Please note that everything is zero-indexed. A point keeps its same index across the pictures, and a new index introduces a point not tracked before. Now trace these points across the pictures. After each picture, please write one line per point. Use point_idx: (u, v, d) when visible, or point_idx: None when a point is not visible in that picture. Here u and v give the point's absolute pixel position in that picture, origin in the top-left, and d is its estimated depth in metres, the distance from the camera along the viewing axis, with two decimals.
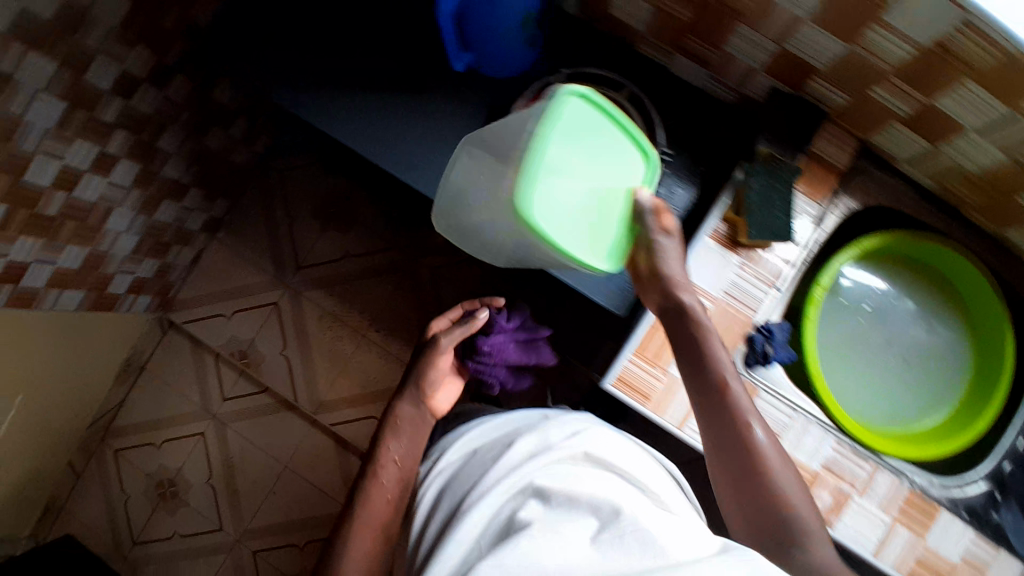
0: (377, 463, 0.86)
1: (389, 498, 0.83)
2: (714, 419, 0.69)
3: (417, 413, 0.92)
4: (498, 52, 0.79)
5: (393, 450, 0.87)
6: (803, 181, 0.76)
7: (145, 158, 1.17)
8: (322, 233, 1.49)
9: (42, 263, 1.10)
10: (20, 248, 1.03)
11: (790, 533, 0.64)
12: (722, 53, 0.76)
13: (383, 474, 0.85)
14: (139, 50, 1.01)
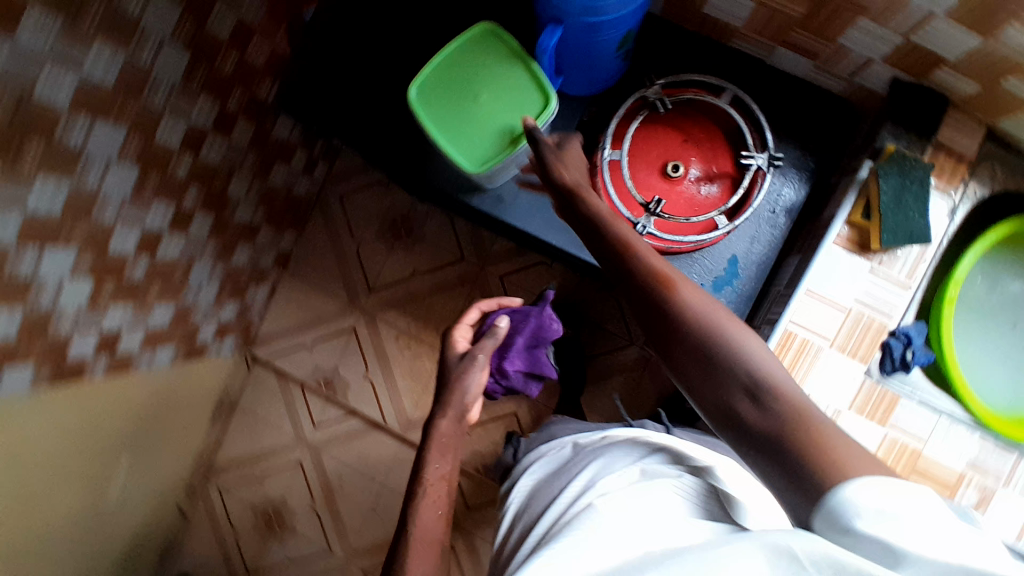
0: (424, 477, 0.73)
1: (439, 501, 0.72)
2: (698, 369, 0.52)
3: (458, 425, 0.78)
4: (589, 71, 0.76)
5: (437, 468, 0.74)
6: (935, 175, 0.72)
7: (217, 207, 1.18)
8: (389, 254, 1.49)
9: (134, 325, 1.10)
10: (113, 317, 1.03)
11: (811, 484, 0.43)
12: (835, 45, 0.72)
13: (433, 481, 0.73)
14: (202, 100, 0.98)
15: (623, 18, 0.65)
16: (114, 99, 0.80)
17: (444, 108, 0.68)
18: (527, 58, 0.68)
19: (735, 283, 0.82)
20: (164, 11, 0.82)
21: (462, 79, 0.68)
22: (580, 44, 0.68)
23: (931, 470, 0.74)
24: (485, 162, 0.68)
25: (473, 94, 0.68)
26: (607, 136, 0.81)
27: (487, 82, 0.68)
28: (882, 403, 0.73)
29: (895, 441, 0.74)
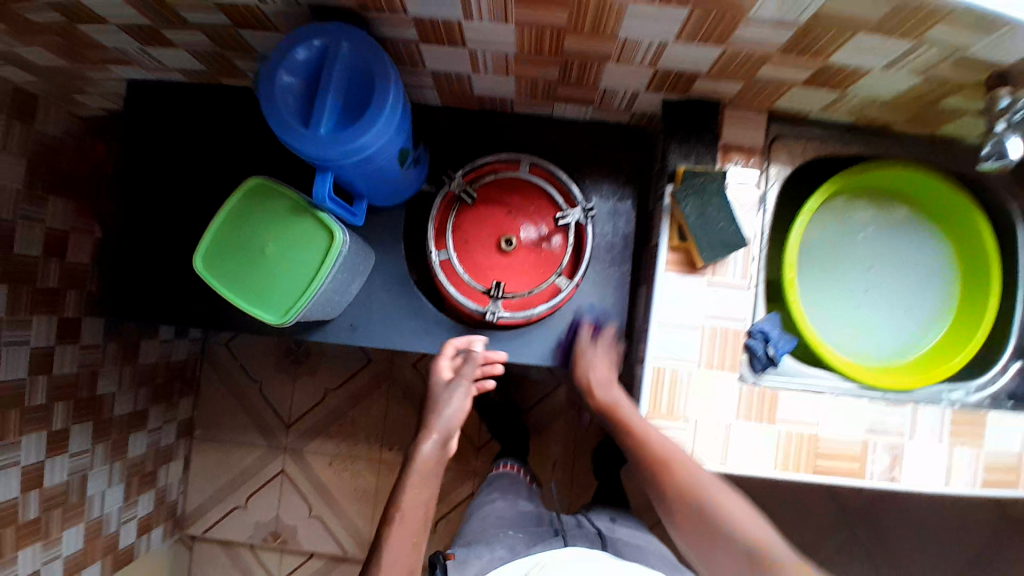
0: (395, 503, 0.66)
1: (418, 533, 0.65)
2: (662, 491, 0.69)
3: (442, 456, 0.69)
4: (386, 187, 0.74)
5: (417, 500, 0.66)
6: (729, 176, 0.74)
7: (92, 412, 1.09)
8: (293, 383, 1.42)
9: (49, 562, 1.03)
10: (25, 561, 0.97)
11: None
12: (601, 90, 0.74)
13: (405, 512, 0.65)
14: (37, 320, 0.95)
15: (388, 144, 0.64)
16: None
17: (235, 267, 0.65)
18: (308, 205, 0.65)
19: (603, 329, 0.82)
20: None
21: (246, 235, 0.65)
22: (359, 174, 0.67)
23: (834, 449, 0.74)
24: (290, 312, 0.65)
25: (260, 248, 0.65)
26: (430, 239, 0.79)
27: (273, 234, 0.65)
28: (765, 403, 0.74)
29: (791, 435, 0.74)
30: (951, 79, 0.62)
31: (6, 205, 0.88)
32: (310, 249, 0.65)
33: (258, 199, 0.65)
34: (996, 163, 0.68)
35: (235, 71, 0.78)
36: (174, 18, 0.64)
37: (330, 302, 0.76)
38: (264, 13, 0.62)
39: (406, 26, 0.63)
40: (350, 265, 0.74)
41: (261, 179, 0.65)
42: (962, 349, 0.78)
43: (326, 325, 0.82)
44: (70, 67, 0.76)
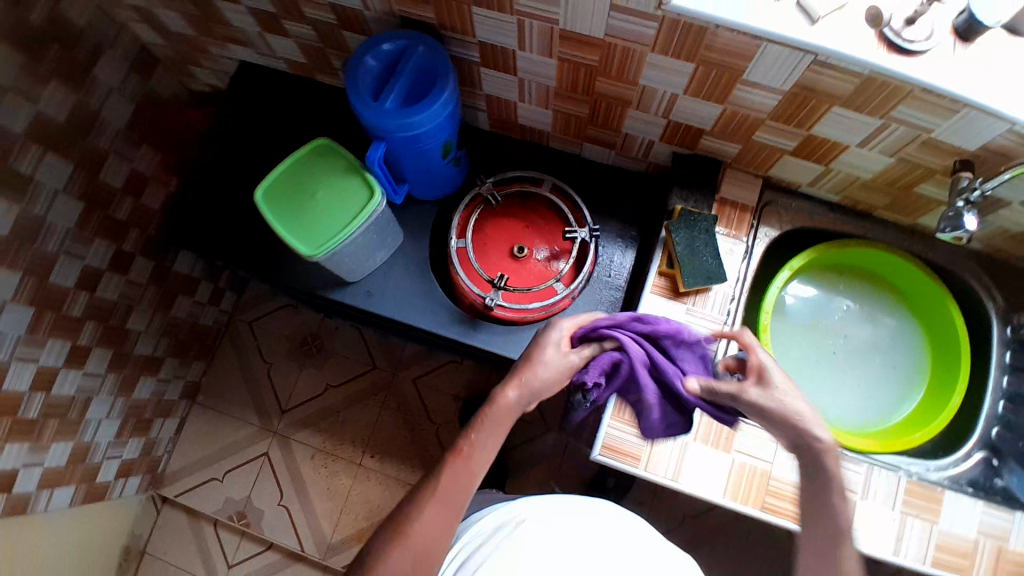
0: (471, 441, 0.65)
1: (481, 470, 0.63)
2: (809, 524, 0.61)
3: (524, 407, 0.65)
4: (428, 176, 0.87)
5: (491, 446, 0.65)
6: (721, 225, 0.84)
7: (115, 342, 1.20)
8: (299, 372, 1.51)
9: (29, 466, 1.07)
10: (7, 455, 1.01)
11: None
12: (623, 134, 0.87)
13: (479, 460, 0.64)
14: (97, 243, 1.09)
15: (438, 130, 0.77)
16: (8, 246, 0.93)
17: (287, 206, 0.78)
18: (360, 168, 0.79)
19: None
20: (55, 168, 0.98)
21: (303, 183, 0.78)
22: (409, 154, 0.80)
23: (783, 490, 0.77)
24: (321, 249, 0.76)
25: (311, 194, 0.78)
26: (452, 229, 0.91)
27: (325, 186, 0.78)
28: (722, 431, 0.78)
29: (743, 467, 0.78)
30: (922, 162, 0.73)
31: (106, 138, 1.06)
32: (351, 203, 0.78)
33: (320, 156, 0.79)
34: (951, 234, 0.70)
35: (328, 69, 0.96)
36: (294, 10, 0.82)
37: (355, 263, 0.87)
38: (364, 18, 0.79)
39: (472, 47, 0.78)
40: (379, 231, 0.86)
41: (328, 141, 0.79)
42: (924, 426, 0.85)
43: (346, 288, 0.93)
44: (196, 38, 0.96)
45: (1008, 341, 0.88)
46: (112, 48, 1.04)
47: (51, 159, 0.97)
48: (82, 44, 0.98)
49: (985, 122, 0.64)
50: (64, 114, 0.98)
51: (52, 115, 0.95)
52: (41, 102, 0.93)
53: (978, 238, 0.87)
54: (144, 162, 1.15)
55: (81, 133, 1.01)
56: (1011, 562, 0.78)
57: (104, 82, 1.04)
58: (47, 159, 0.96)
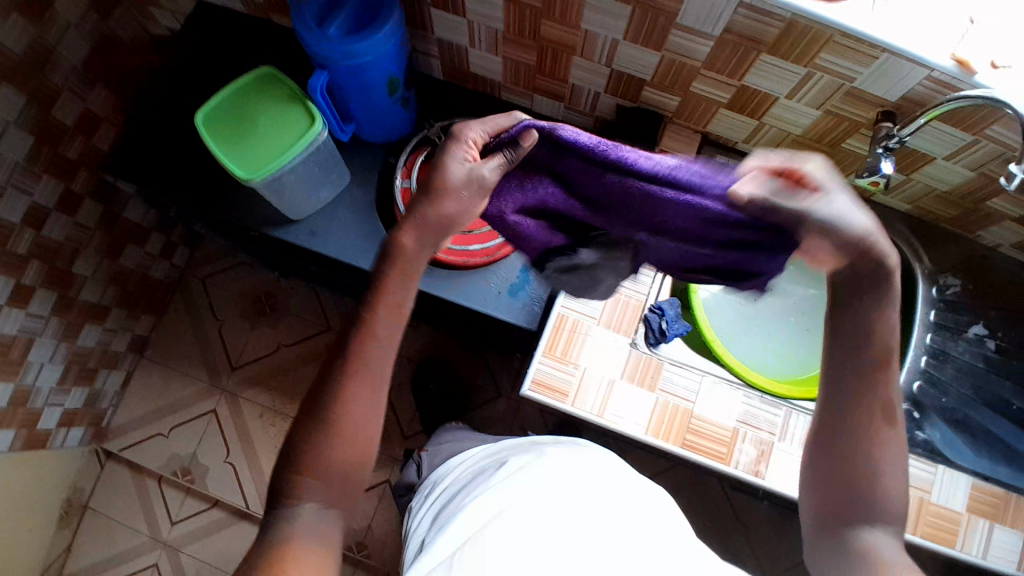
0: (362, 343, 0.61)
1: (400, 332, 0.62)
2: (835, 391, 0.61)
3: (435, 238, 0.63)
4: (376, 115, 0.88)
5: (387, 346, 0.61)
6: None
7: (60, 285, 1.19)
8: (252, 331, 1.50)
9: None
10: None
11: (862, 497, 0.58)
12: (569, 85, 0.89)
13: (371, 365, 0.61)
14: (45, 180, 1.08)
15: (385, 62, 0.78)
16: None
17: (226, 130, 0.78)
18: (301, 95, 0.79)
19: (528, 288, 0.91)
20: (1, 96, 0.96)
21: (243, 109, 0.79)
22: (355, 88, 0.81)
23: (703, 429, 0.80)
24: (256, 173, 0.76)
25: (252, 120, 0.78)
26: (397, 170, 0.91)
27: (266, 113, 0.79)
28: (648, 370, 0.81)
29: (667, 405, 0.80)
30: (845, 115, 0.76)
31: (61, 74, 1.05)
32: (291, 130, 0.78)
33: (262, 84, 0.79)
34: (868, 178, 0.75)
35: (284, 10, 0.96)
36: None
37: (296, 200, 0.88)
38: None
39: None
40: (321, 168, 0.87)
41: (270, 69, 0.79)
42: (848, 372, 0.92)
43: (289, 226, 0.93)
44: None
45: (934, 300, 0.92)
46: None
47: (3, 89, 0.96)
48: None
49: (905, 68, 0.66)
50: (22, 45, 0.97)
51: (9, 48, 0.95)
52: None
53: (905, 199, 0.91)
54: (96, 100, 1.13)
55: (36, 67, 1.00)
56: (930, 512, 0.81)
57: (66, 19, 1.02)
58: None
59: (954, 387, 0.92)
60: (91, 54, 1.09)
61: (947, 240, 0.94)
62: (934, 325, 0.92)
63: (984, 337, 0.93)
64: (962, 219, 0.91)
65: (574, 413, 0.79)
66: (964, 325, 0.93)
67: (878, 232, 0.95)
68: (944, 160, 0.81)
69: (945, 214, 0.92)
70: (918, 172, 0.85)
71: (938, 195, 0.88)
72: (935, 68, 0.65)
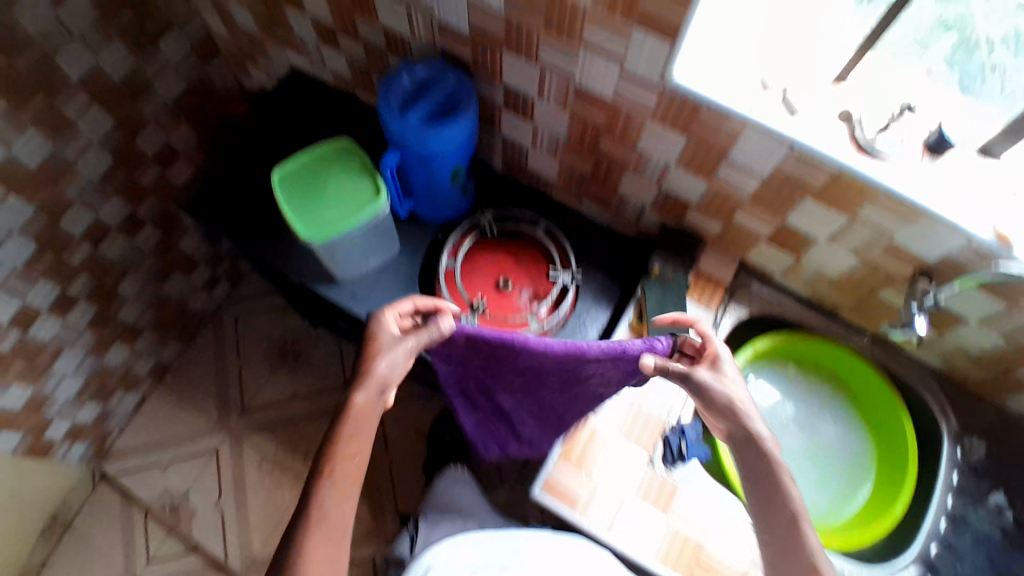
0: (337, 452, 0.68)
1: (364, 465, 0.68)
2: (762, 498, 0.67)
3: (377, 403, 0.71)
4: (435, 195, 0.94)
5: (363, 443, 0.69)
6: (695, 293, 0.90)
7: (103, 301, 1.23)
8: (269, 377, 1.51)
9: None
10: None
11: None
12: (619, 195, 0.94)
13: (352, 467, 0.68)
14: (113, 200, 1.14)
15: (455, 151, 0.85)
16: (32, 178, 0.97)
17: (299, 192, 0.84)
18: (373, 170, 0.85)
19: None
20: (97, 121, 1.03)
21: (316, 175, 0.85)
22: (420, 170, 0.88)
23: (714, 565, 0.76)
24: (320, 236, 0.82)
25: (322, 185, 0.85)
26: (446, 250, 0.96)
27: (336, 181, 0.85)
28: (661, 491, 0.79)
29: (679, 533, 0.78)
30: (883, 266, 0.79)
31: (154, 111, 1.13)
32: (357, 200, 0.84)
33: (340, 153, 0.86)
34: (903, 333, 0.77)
35: (369, 88, 1.05)
36: (350, 25, 0.90)
37: (346, 260, 0.92)
38: (410, 45, 0.88)
39: (497, 89, 0.87)
40: (376, 237, 0.92)
41: (349, 142, 0.87)
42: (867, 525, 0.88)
43: (334, 284, 0.97)
44: (258, 38, 1.06)
45: (957, 461, 0.91)
46: (180, 28, 1.09)
47: (97, 111, 1.02)
48: (156, 19, 1.04)
49: (941, 232, 0.69)
50: (122, 74, 1.03)
51: (115, 81, 1.03)
52: (102, 56, 0.99)
53: (937, 355, 0.91)
54: (180, 140, 1.21)
55: (130, 97, 1.07)
56: None
57: (166, 57, 1.10)
58: (93, 109, 1.02)
59: (972, 558, 0.87)
60: (186, 98, 1.18)
61: (977, 403, 0.93)
62: (955, 488, 0.90)
63: (1004, 507, 0.89)
64: (994, 384, 0.90)
65: (582, 527, 0.77)
66: (984, 491, 0.90)
67: (906, 383, 0.95)
68: (976, 323, 0.82)
69: (977, 376, 0.91)
70: (950, 330, 0.86)
71: (970, 356, 0.88)
72: (975, 238, 0.67)
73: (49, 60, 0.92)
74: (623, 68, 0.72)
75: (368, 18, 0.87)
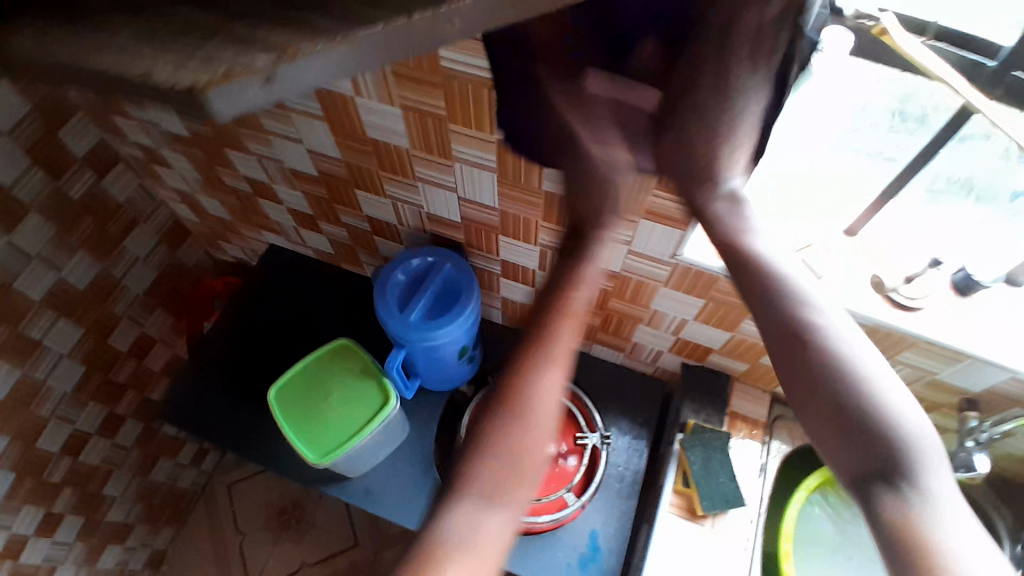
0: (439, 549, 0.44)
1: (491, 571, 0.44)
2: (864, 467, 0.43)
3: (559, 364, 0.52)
4: (443, 373, 0.89)
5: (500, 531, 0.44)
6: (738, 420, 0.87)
7: (90, 508, 1.08)
8: (275, 547, 1.40)
9: None
10: None
11: None
12: (632, 342, 0.90)
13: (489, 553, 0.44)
14: (91, 406, 1.02)
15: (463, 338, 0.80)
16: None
17: (300, 408, 0.77)
18: (378, 370, 0.80)
19: (599, 558, 0.86)
20: (66, 333, 0.92)
21: (318, 383, 0.79)
22: (427, 358, 0.82)
23: None
24: (327, 454, 0.74)
25: (325, 394, 0.78)
26: (463, 428, 0.90)
27: (340, 388, 0.79)
28: None
29: None
30: (928, 396, 0.76)
31: (124, 304, 1.03)
32: (365, 407, 0.77)
33: (339, 356, 0.81)
34: (965, 475, 0.72)
35: (354, 259, 1.00)
36: (331, 213, 0.87)
37: (362, 461, 0.86)
38: (398, 230, 0.85)
39: (494, 262, 0.84)
40: (389, 432, 0.85)
41: (346, 342, 0.81)
42: None
43: (348, 482, 0.89)
44: (231, 220, 1.01)
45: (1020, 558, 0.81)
46: (146, 221, 1.03)
47: (64, 324, 0.92)
48: (118, 220, 0.97)
49: (987, 370, 0.67)
50: (87, 280, 0.94)
51: (79, 286, 0.92)
52: (67, 269, 0.90)
53: None
54: (154, 325, 1.11)
55: (99, 300, 0.97)
56: None
57: (133, 253, 1.02)
58: (59, 323, 0.91)
59: None
60: (157, 282, 1.09)
61: None
62: None
63: None
64: None
65: None
66: None
67: None
68: None
69: None
70: None
71: (1015, 458, 0.86)
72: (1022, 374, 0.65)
73: (9, 286, 0.81)
74: (630, 248, 0.69)
75: (353, 207, 0.83)
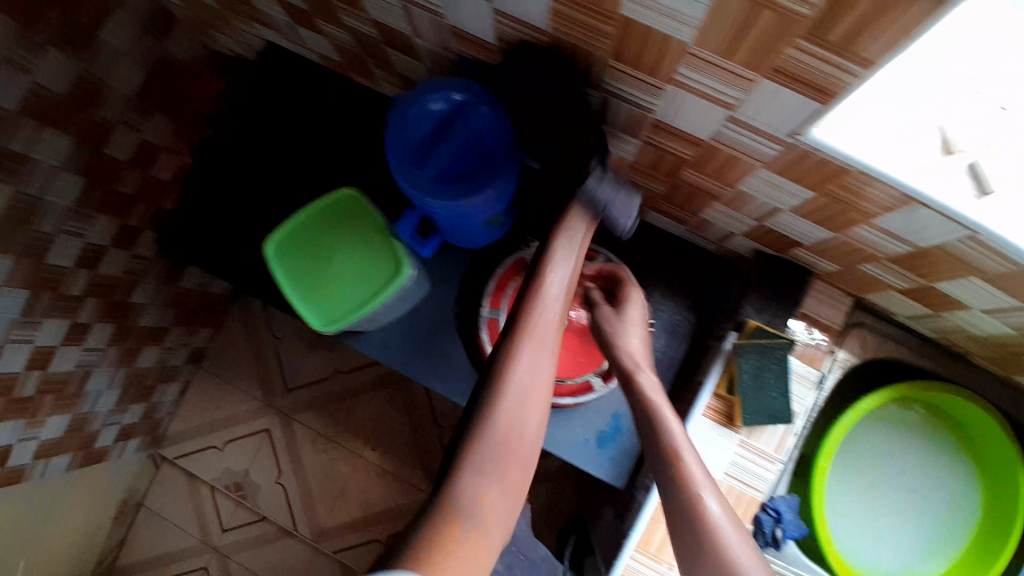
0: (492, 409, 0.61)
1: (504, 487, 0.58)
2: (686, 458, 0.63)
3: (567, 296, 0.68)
4: (467, 235, 0.77)
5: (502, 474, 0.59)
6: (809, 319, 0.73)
7: (119, 316, 1.09)
8: (307, 352, 1.45)
9: (25, 441, 1.01)
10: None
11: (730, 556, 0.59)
12: (698, 218, 0.74)
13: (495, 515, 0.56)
14: (99, 220, 0.94)
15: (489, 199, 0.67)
16: None
17: (301, 270, 0.67)
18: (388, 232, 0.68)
19: (620, 439, 0.81)
20: (52, 143, 0.81)
21: (321, 242, 0.68)
22: (446, 215, 0.70)
23: None
24: (332, 323, 0.67)
25: (330, 256, 0.68)
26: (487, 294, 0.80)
27: (345, 249, 0.68)
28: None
29: None
30: None
31: (114, 108, 0.89)
32: (374, 277, 0.68)
33: (347, 212, 0.69)
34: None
35: (367, 73, 0.81)
36: (330, 13, 0.66)
37: (377, 319, 0.79)
38: (414, 42, 0.65)
39: None
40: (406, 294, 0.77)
41: (355, 196, 0.68)
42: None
43: (362, 334, 0.83)
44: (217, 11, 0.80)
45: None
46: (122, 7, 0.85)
47: (47, 133, 0.80)
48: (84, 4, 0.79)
49: None
50: (64, 83, 0.80)
51: (48, 89, 0.78)
52: (36, 71, 0.75)
53: None
54: (155, 131, 0.99)
55: (81, 104, 0.83)
56: None
57: (112, 45, 0.85)
58: (43, 135, 0.80)
59: None
60: (147, 81, 0.94)
61: None
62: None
63: None
64: None
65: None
66: None
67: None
68: None
69: None
70: None
71: None
72: None
73: None
74: (731, 114, 0.51)
75: (355, 8, 0.62)
